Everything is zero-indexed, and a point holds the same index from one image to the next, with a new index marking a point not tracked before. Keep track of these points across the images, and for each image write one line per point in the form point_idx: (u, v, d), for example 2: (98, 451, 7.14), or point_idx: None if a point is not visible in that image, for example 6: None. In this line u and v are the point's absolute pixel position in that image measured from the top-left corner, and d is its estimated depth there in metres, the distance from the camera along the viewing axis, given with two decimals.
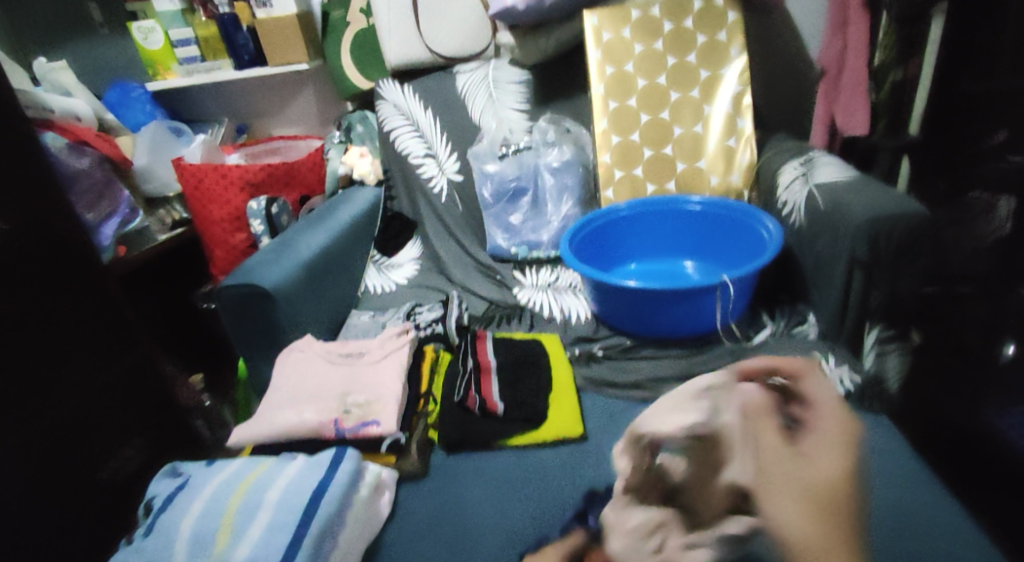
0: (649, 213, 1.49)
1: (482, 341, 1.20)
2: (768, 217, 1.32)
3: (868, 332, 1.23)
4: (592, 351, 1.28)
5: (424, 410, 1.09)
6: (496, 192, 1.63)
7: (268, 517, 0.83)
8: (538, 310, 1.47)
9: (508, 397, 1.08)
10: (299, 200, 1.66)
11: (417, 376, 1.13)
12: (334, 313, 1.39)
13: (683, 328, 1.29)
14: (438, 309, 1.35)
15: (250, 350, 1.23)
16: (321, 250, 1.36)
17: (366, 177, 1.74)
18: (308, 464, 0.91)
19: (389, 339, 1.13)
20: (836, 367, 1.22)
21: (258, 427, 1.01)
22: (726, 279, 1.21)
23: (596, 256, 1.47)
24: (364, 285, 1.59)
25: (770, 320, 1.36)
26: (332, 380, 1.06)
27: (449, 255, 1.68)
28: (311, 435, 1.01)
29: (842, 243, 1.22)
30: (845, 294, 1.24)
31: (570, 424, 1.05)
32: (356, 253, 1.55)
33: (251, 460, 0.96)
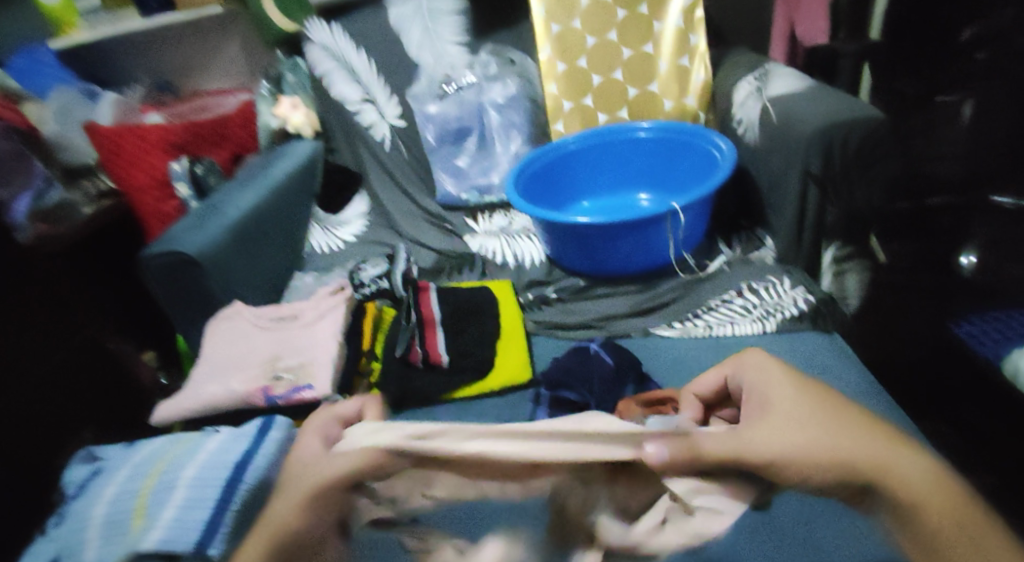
0: (601, 142, 1.41)
1: (425, 293, 1.14)
2: (719, 136, 1.25)
3: (827, 249, 1.19)
4: (545, 295, 1.24)
5: (367, 370, 1.05)
6: (439, 134, 1.55)
7: (183, 495, 0.72)
8: (490, 256, 1.41)
9: (452, 348, 1.04)
10: (231, 158, 1.51)
11: (358, 334, 1.08)
12: (273, 277, 1.32)
13: (633, 265, 1.24)
14: (382, 264, 1.28)
15: (181, 320, 1.16)
16: (254, 210, 1.26)
17: (301, 129, 1.56)
18: (232, 436, 0.80)
19: (323, 299, 1.08)
20: (790, 289, 1.11)
21: (183, 402, 0.94)
22: (676, 207, 1.15)
23: (547, 193, 1.40)
24: (310, 244, 1.52)
25: (726, 248, 1.30)
26: (260, 346, 1.00)
27: (396, 205, 1.60)
28: (240, 406, 0.93)
29: (795, 156, 1.15)
30: (801, 210, 1.18)
31: (517, 370, 1.01)
32: (295, 210, 1.44)
33: (173, 437, 0.84)
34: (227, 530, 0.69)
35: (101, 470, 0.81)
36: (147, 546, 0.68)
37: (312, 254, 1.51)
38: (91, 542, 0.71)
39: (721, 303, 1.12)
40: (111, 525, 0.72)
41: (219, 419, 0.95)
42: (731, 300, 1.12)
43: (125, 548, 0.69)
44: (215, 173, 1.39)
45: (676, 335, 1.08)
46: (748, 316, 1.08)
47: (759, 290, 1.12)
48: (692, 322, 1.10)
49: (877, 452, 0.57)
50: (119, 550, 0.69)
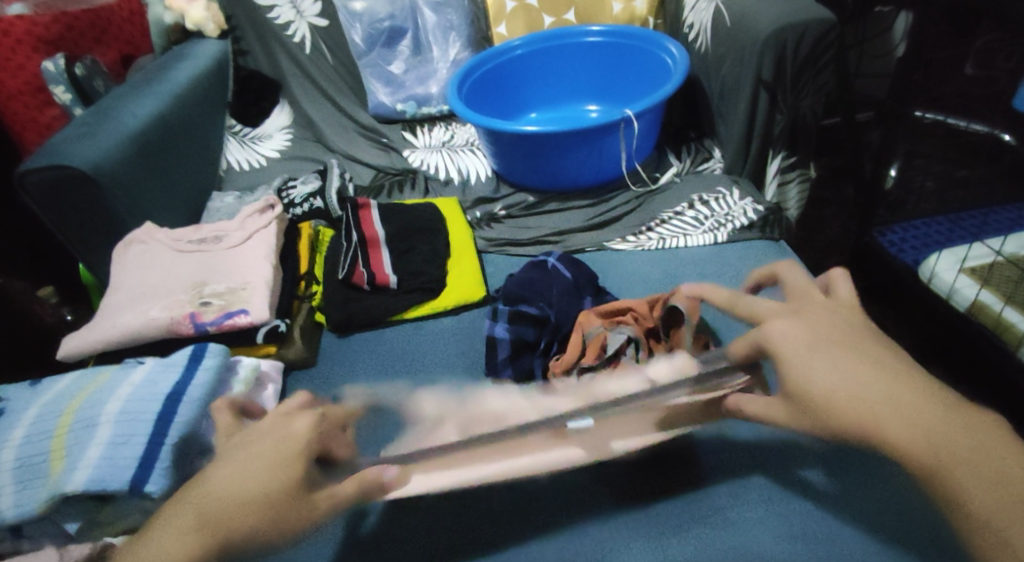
0: (547, 48, 1.33)
1: (366, 211, 1.05)
2: (670, 40, 1.18)
3: (772, 159, 1.16)
4: (494, 212, 1.18)
5: (307, 293, 0.96)
6: (368, 35, 1.42)
7: (110, 433, 0.64)
8: (432, 172, 1.33)
9: (400, 268, 0.97)
10: (121, 60, 1.29)
11: (293, 256, 0.99)
12: (187, 195, 1.18)
13: (586, 177, 1.19)
14: (314, 181, 1.16)
15: (80, 247, 1.00)
16: (155, 120, 1.09)
17: (204, 25, 1.38)
18: (159, 368, 0.72)
19: (250, 219, 0.98)
20: (740, 200, 1.08)
21: (94, 335, 0.83)
22: (630, 114, 1.08)
23: (490, 103, 1.31)
24: (226, 160, 1.36)
25: (676, 160, 1.27)
26: (183, 271, 0.90)
27: (324, 118, 1.47)
28: (162, 336, 0.83)
29: (747, 62, 1.08)
30: (751, 117, 1.12)
31: (471, 288, 0.95)
32: (205, 121, 1.28)
33: (86, 372, 0.74)
34: (164, 465, 0.62)
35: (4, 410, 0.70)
36: (73, 488, 0.61)
37: (230, 171, 1.36)
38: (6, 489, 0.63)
39: (673, 215, 1.09)
40: (26, 468, 0.64)
41: (139, 351, 0.85)
42: (682, 212, 1.09)
43: (48, 491, 0.61)
44: (100, 74, 1.20)
45: (631, 249, 1.04)
46: (699, 227, 1.05)
47: (708, 202, 1.09)
48: (645, 235, 1.07)
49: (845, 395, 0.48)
50: (41, 494, 0.62)
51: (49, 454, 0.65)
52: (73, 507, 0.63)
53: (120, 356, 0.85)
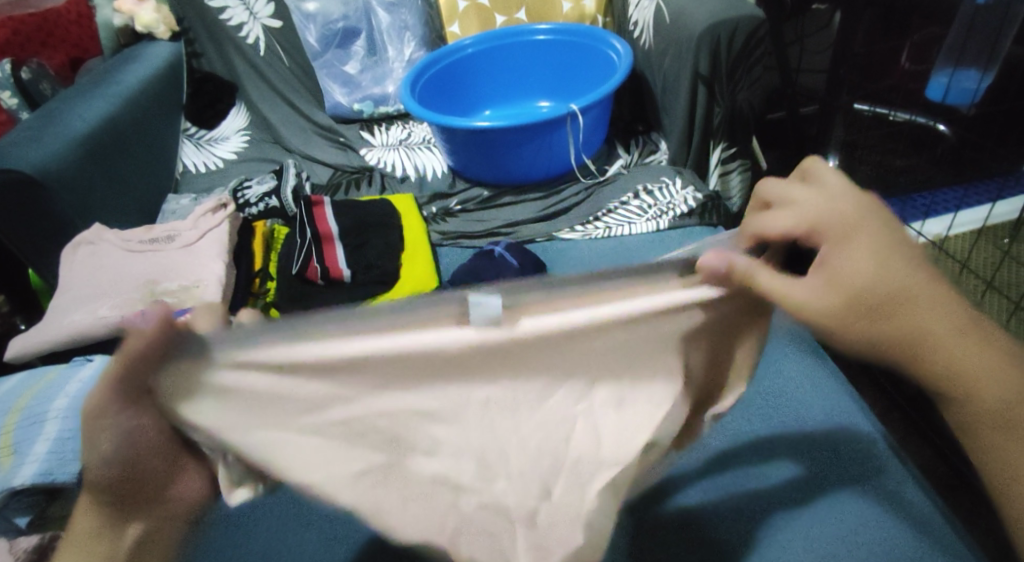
0: (498, 46, 1.36)
1: (320, 208, 1.06)
2: (615, 37, 1.22)
3: (714, 150, 1.20)
4: (448, 207, 1.20)
5: (262, 290, 0.98)
6: (323, 36, 1.44)
7: (59, 428, 0.65)
8: (389, 170, 1.35)
9: (354, 262, 0.99)
10: (69, 64, 1.28)
11: (249, 254, 1.01)
12: (141, 197, 1.18)
13: (538, 171, 1.22)
14: (269, 180, 1.17)
15: (29, 251, 1.00)
16: (103, 122, 1.09)
17: (155, 27, 1.37)
18: (109, 365, 0.73)
19: (203, 218, 0.99)
20: (682, 189, 1.12)
21: (44, 335, 0.83)
22: (576, 109, 1.11)
23: (443, 102, 1.34)
24: (182, 163, 1.37)
25: (625, 153, 1.31)
26: (134, 271, 0.90)
27: (280, 119, 1.47)
28: (115, 335, 0.84)
29: (685, 57, 1.13)
30: (691, 110, 1.17)
31: (423, 279, 0.98)
32: (157, 123, 1.28)
33: (35, 372, 0.75)
34: None
35: None
36: (21, 482, 0.62)
37: (186, 173, 1.36)
38: None
39: (619, 205, 1.13)
40: None
41: (92, 351, 0.86)
42: (628, 202, 1.13)
43: None
44: (47, 77, 1.20)
45: (579, 238, 1.09)
46: (644, 216, 1.09)
47: (652, 191, 1.13)
48: (593, 225, 1.11)
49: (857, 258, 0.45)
50: None
51: None
52: (22, 502, 0.63)
53: (73, 356, 0.85)
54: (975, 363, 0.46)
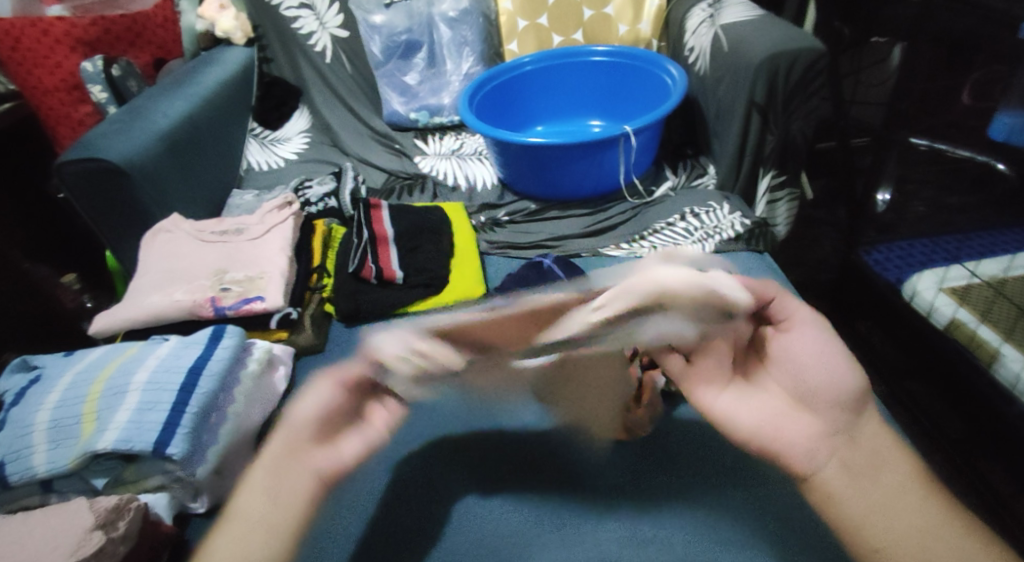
0: (555, 65, 1.40)
1: (377, 211, 1.12)
2: (671, 62, 1.25)
3: (762, 176, 1.22)
4: (497, 217, 1.24)
5: (319, 285, 1.03)
6: (386, 47, 1.50)
7: (138, 399, 0.71)
8: (441, 178, 1.40)
9: (406, 264, 1.03)
10: (153, 63, 1.37)
11: (308, 250, 1.06)
12: (210, 191, 1.26)
13: (586, 188, 1.25)
14: (329, 182, 1.24)
15: (109, 233, 1.07)
16: (184, 120, 1.17)
17: (233, 33, 1.46)
18: (182, 344, 0.78)
19: (270, 214, 1.05)
20: (729, 214, 1.14)
21: (122, 312, 0.90)
22: (629, 130, 1.14)
23: (498, 115, 1.38)
24: (248, 160, 1.44)
25: (672, 174, 1.33)
26: (205, 259, 0.97)
27: (341, 124, 1.54)
28: (185, 318, 0.90)
29: (741, 83, 1.15)
30: (743, 138, 1.19)
31: (472, 285, 1.02)
32: (230, 122, 1.36)
33: (115, 345, 0.81)
34: (185, 430, 0.69)
35: (39, 378, 0.77)
36: (103, 446, 0.68)
37: (250, 171, 1.43)
38: (42, 446, 0.69)
39: (665, 226, 1.15)
40: (60, 428, 0.70)
41: (163, 331, 0.92)
42: (674, 223, 1.15)
43: (79, 449, 0.68)
44: (134, 75, 1.28)
45: (624, 255, 1.11)
46: (689, 238, 1.11)
47: (699, 214, 1.15)
48: (638, 243, 1.13)
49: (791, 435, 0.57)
50: (73, 452, 0.68)
51: (82, 417, 0.71)
52: (101, 465, 0.69)
53: (146, 335, 0.92)
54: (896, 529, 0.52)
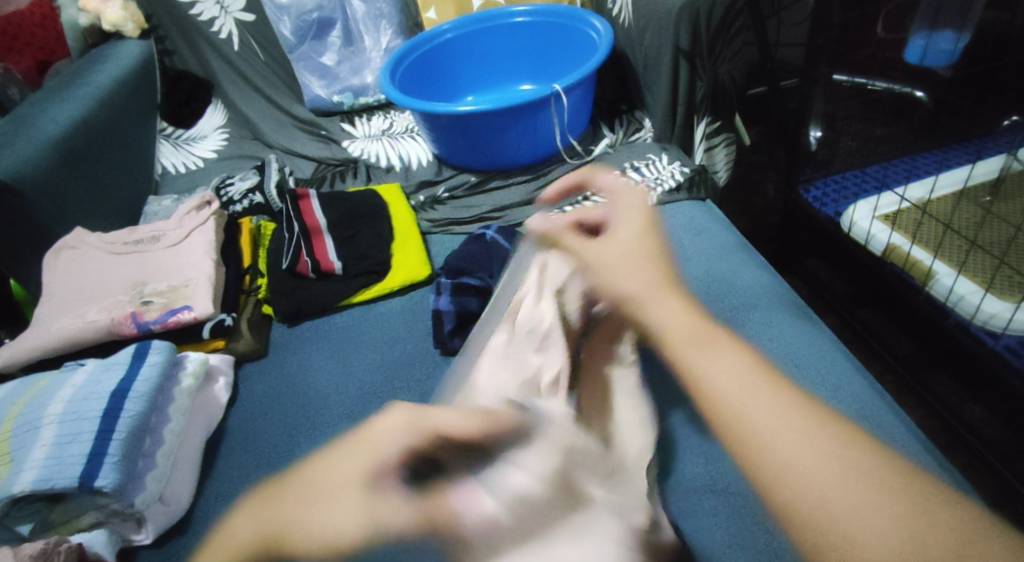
0: (475, 31, 1.34)
1: (306, 201, 1.05)
2: (595, 16, 1.21)
3: (698, 125, 1.20)
4: (435, 195, 1.19)
5: (253, 287, 0.96)
6: (297, 27, 1.41)
7: (54, 433, 0.64)
8: (373, 160, 1.33)
9: (344, 253, 0.98)
10: (36, 67, 1.24)
11: (236, 251, 0.99)
12: (121, 200, 1.16)
13: (524, 156, 1.21)
14: (252, 176, 1.15)
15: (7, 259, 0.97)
16: (76, 125, 1.07)
17: (122, 25, 1.34)
18: (102, 367, 0.71)
19: (188, 217, 0.97)
20: (668, 164, 1.12)
21: (32, 343, 0.81)
22: (559, 89, 1.10)
23: (425, 89, 1.33)
24: (161, 164, 1.34)
25: (610, 132, 1.30)
26: (120, 273, 0.89)
27: (260, 115, 1.45)
28: (106, 338, 0.83)
29: (664, 32, 1.12)
30: (674, 88, 1.17)
31: (417, 266, 0.97)
32: (132, 124, 1.25)
33: (27, 378, 0.73)
34: (114, 459, 0.62)
35: None
36: (22, 489, 0.61)
37: (166, 175, 1.33)
38: None
39: None
40: None
41: (83, 354, 0.84)
42: None
43: None
44: (12, 82, 1.17)
45: None
46: None
47: (640, 167, 1.13)
48: None
49: (692, 334, 0.61)
50: None
51: None
52: (24, 509, 0.63)
53: (64, 362, 0.84)
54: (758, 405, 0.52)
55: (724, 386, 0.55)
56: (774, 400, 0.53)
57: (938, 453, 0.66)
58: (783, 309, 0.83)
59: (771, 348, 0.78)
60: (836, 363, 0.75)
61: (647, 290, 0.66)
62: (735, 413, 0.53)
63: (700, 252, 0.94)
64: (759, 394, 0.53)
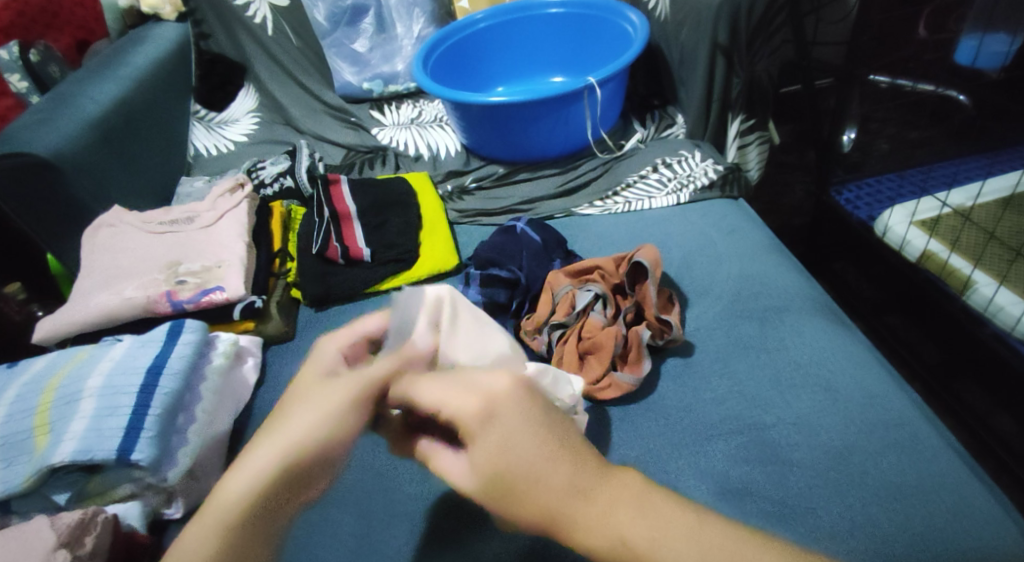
0: (509, 21, 1.34)
1: (336, 187, 1.06)
2: (631, 9, 1.19)
3: (731, 122, 1.19)
4: (464, 185, 1.20)
5: (282, 270, 0.97)
6: (331, 13, 1.42)
7: (93, 406, 0.65)
8: (402, 148, 1.34)
9: (373, 240, 0.98)
10: (75, 46, 1.28)
11: (267, 234, 1.00)
12: (155, 180, 1.18)
13: (553, 148, 1.21)
14: (283, 161, 1.16)
15: (44, 233, 0.98)
16: (116, 105, 1.08)
17: (160, 8, 1.37)
18: (138, 343, 0.73)
19: (221, 199, 0.98)
20: (700, 162, 1.11)
21: (69, 318, 0.83)
22: (593, 82, 1.09)
23: (456, 78, 1.33)
24: (194, 146, 1.36)
25: (641, 127, 1.29)
26: (155, 252, 0.90)
27: (291, 100, 1.46)
28: (141, 316, 0.85)
29: (703, 27, 1.10)
30: (709, 85, 1.15)
31: (445, 256, 0.98)
32: (168, 105, 1.27)
33: (65, 351, 0.75)
34: (150, 434, 0.64)
35: None
36: (60, 460, 0.62)
37: (198, 157, 1.35)
38: None
39: (638, 179, 1.12)
40: (11, 445, 0.65)
41: (118, 331, 0.86)
42: (647, 175, 1.12)
43: (34, 465, 0.63)
44: (53, 60, 1.19)
45: (598, 213, 1.08)
46: (664, 190, 1.08)
47: (671, 164, 1.12)
48: (612, 200, 1.10)
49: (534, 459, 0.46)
50: (28, 468, 0.63)
51: (32, 432, 0.66)
52: (61, 479, 0.64)
53: (100, 337, 0.85)
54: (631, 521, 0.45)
55: (635, 504, 0.46)
56: (679, 515, 0.47)
57: (971, 464, 0.65)
58: (814, 312, 0.82)
59: (800, 351, 0.77)
60: (868, 369, 0.74)
61: (516, 442, 0.47)
62: (637, 535, 0.45)
63: (730, 251, 0.93)
64: (643, 502, 0.47)
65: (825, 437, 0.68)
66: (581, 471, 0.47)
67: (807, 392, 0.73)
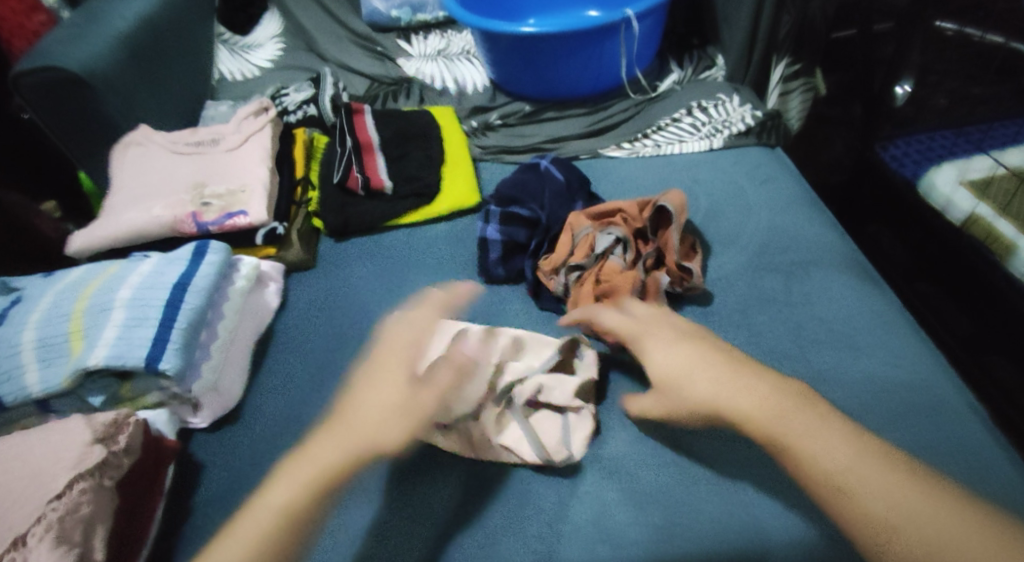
0: None
1: (360, 117, 1.04)
2: None
3: (776, 66, 1.15)
4: (488, 121, 1.17)
5: (304, 199, 0.97)
6: None
7: (124, 316, 0.68)
8: (428, 81, 1.31)
9: (395, 173, 0.98)
10: None
11: (290, 162, 1.00)
12: (181, 103, 1.17)
13: (583, 86, 1.17)
14: (307, 88, 1.14)
15: (73, 150, 0.99)
16: (143, 22, 1.07)
17: None
18: (166, 260, 0.74)
19: (246, 123, 0.98)
20: (737, 107, 1.07)
21: (99, 234, 0.85)
22: (631, 15, 1.05)
23: (487, 8, 1.28)
24: (219, 70, 1.34)
25: (678, 67, 1.23)
26: (181, 173, 0.91)
27: (317, 26, 1.42)
28: (167, 235, 0.86)
29: None
30: (754, 25, 1.10)
31: (467, 194, 0.97)
32: (195, 26, 1.25)
33: (97, 264, 0.77)
34: (176, 346, 0.66)
35: (21, 298, 0.74)
36: (95, 363, 0.65)
37: (223, 81, 1.34)
38: (30, 366, 0.67)
39: (670, 122, 1.08)
40: (48, 347, 0.67)
41: (145, 249, 0.88)
42: (680, 119, 1.08)
43: (71, 367, 0.66)
44: None
45: (626, 156, 1.05)
46: (697, 135, 1.05)
47: (706, 108, 1.08)
48: (641, 142, 1.07)
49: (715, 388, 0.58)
50: (64, 370, 0.66)
51: (68, 336, 0.68)
52: (97, 382, 0.67)
53: (128, 254, 0.87)
54: (829, 451, 0.51)
55: (797, 426, 0.53)
56: (843, 443, 0.52)
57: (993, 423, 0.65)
58: (842, 267, 0.80)
59: (823, 306, 0.76)
60: (892, 326, 0.73)
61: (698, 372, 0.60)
62: (806, 442, 0.52)
63: (760, 201, 0.91)
64: (861, 448, 0.51)
65: (846, 389, 0.68)
66: (776, 405, 0.56)
67: (827, 347, 0.72)
